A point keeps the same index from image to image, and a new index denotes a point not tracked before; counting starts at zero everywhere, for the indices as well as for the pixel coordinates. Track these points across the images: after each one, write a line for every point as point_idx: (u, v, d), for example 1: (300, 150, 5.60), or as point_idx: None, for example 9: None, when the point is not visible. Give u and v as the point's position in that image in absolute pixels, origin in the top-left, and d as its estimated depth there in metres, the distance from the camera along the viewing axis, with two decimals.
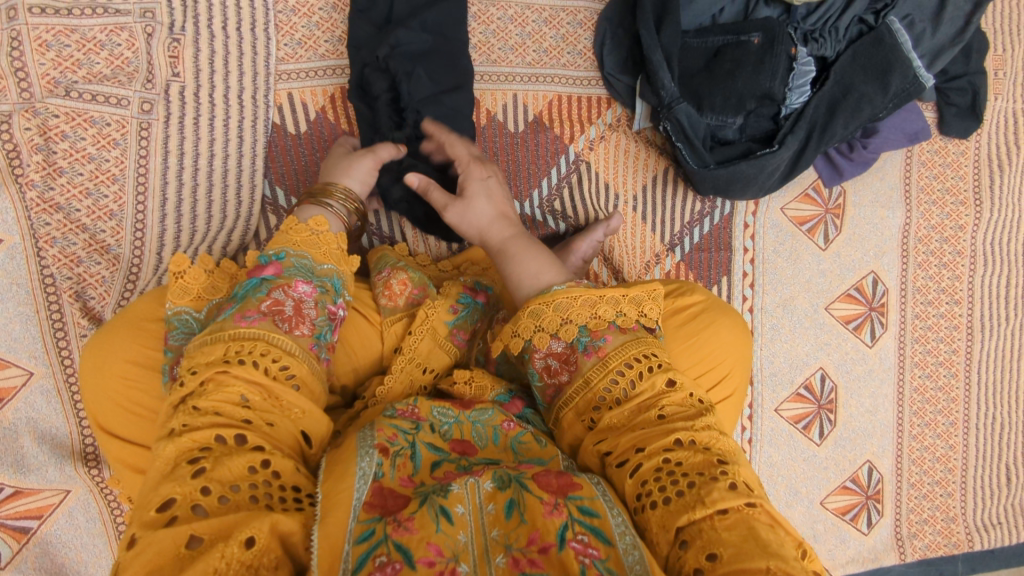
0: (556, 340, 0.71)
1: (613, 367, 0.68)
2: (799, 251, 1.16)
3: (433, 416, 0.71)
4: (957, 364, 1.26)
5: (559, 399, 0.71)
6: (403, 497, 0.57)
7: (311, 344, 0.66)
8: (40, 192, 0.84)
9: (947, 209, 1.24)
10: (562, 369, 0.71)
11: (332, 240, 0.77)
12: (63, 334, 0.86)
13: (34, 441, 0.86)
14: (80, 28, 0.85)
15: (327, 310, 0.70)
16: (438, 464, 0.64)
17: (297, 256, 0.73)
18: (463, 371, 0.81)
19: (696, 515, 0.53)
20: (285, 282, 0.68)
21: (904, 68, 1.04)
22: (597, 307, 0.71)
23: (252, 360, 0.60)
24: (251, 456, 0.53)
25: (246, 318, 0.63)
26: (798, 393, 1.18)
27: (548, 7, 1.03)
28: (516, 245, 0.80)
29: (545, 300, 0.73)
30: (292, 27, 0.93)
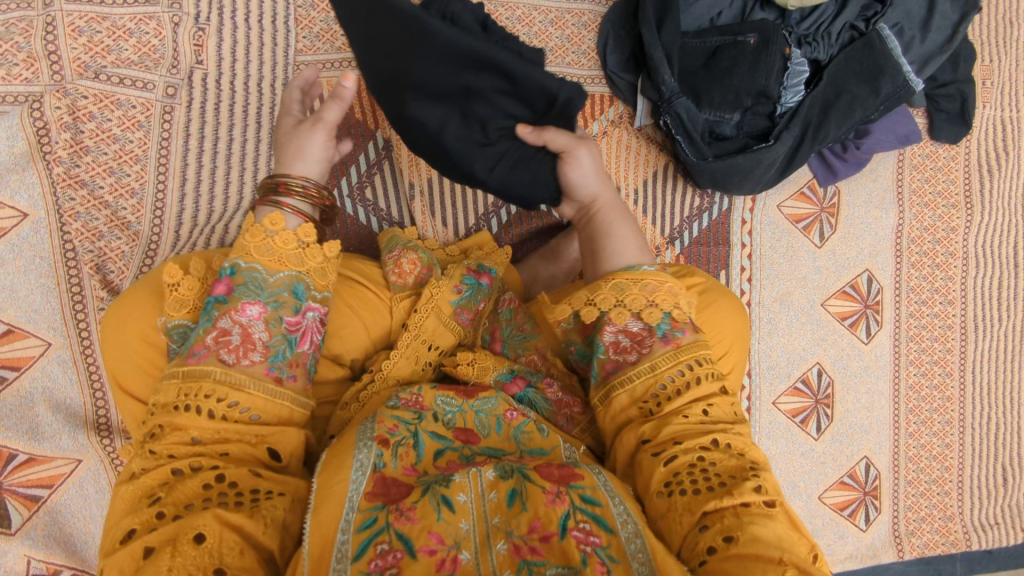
0: (634, 320, 0.77)
1: (682, 360, 0.74)
2: (795, 248, 1.20)
3: (437, 405, 0.72)
4: (952, 363, 1.29)
5: (615, 376, 0.75)
6: (404, 486, 0.59)
7: (266, 370, 0.63)
8: (67, 169, 0.88)
9: (939, 211, 1.27)
10: (632, 348, 0.76)
11: (287, 240, 0.68)
12: (82, 307, 0.89)
13: (49, 410, 0.88)
14: (112, 17, 0.90)
15: (284, 325, 0.66)
16: (442, 453, 0.66)
17: (249, 267, 0.66)
18: (467, 355, 0.85)
19: (723, 504, 0.59)
20: (233, 306, 0.64)
21: (894, 72, 1.09)
22: (679, 298, 0.79)
23: (198, 404, 0.59)
24: (204, 475, 0.56)
25: (195, 355, 0.62)
26: (795, 387, 1.20)
27: (554, 9, 1.08)
28: (622, 221, 0.84)
29: (631, 278, 0.79)
30: (311, 21, 0.98)
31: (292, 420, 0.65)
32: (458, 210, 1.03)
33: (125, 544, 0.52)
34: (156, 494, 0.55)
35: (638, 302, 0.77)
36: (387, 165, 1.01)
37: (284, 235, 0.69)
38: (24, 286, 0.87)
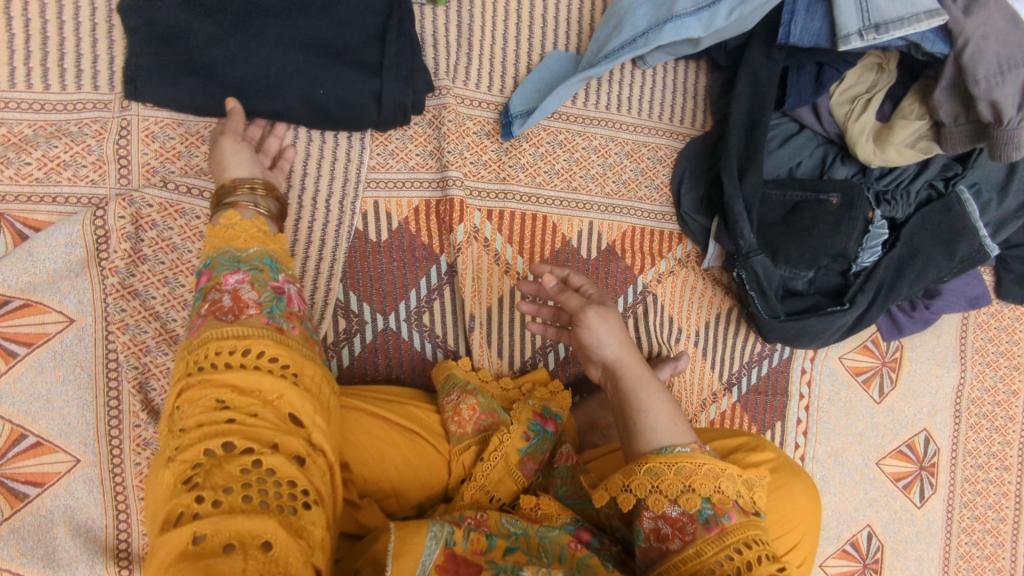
0: (672, 505, 0.70)
1: (729, 543, 0.67)
2: (853, 403, 1.15)
3: (501, 525, 0.71)
4: (1005, 533, 1.22)
5: (659, 565, 0.70)
6: (473, 567, 0.61)
7: (264, 320, 0.61)
8: (122, 278, 0.84)
9: (1000, 372, 1.23)
10: (674, 536, 0.69)
11: (249, 225, 0.69)
12: (117, 423, 0.84)
13: (68, 532, 0.82)
14: (187, 122, 0.88)
15: (270, 286, 0.64)
16: (510, 552, 0.66)
17: (221, 252, 0.66)
18: (529, 496, 0.78)
19: None
20: (216, 280, 0.63)
21: (972, 237, 1.05)
22: (719, 480, 0.72)
23: (213, 364, 0.56)
24: (241, 456, 0.51)
25: (194, 328, 0.60)
26: (843, 549, 1.13)
27: (631, 141, 1.06)
28: (644, 392, 0.79)
29: (665, 461, 0.73)
30: (386, 138, 0.96)
31: (306, 375, 0.60)
32: (515, 342, 0.99)
33: (173, 526, 0.47)
34: (191, 479, 0.50)
35: (672, 487, 0.71)
36: (448, 290, 0.97)
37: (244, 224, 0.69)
38: (60, 397, 0.82)
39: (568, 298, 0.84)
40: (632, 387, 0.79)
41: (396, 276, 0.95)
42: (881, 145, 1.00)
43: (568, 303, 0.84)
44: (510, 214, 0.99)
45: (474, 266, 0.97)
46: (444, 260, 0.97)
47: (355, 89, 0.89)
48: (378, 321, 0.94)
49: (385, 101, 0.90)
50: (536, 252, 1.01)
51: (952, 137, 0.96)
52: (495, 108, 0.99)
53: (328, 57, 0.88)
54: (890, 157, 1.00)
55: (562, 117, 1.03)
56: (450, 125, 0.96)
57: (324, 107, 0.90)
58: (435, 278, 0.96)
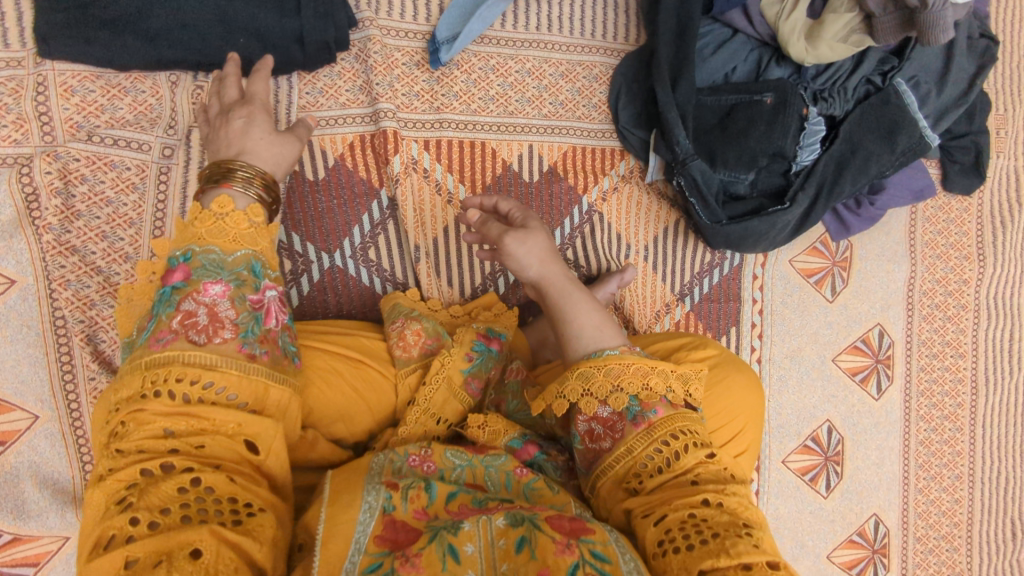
0: (602, 405, 0.73)
1: (657, 437, 0.69)
2: (807, 303, 1.17)
3: (445, 461, 0.72)
4: (962, 418, 1.27)
5: (598, 466, 0.72)
6: (414, 530, 0.61)
7: (238, 346, 0.61)
8: (57, 235, 0.84)
9: (951, 263, 1.25)
10: (606, 435, 0.72)
11: (241, 219, 0.67)
12: (71, 379, 0.85)
13: (36, 485, 0.84)
14: (106, 75, 0.86)
15: (246, 304, 0.63)
16: (454, 496, 0.67)
17: (203, 250, 0.64)
18: (477, 416, 0.81)
19: (720, 563, 0.56)
20: (194, 287, 0.62)
21: (911, 128, 1.06)
22: (649, 377, 0.74)
23: (169, 389, 0.56)
24: (179, 476, 0.51)
25: (159, 340, 0.59)
26: (805, 444, 1.18)
27: (565, 61, 1.05)
28: (571, 304, 0.80)
29: (596, 364, 0.75)
30: (314, 77, 0.94)
31: (269, 400, 0.61)
32: (464, 271, 1.00)
33: (105, 548, 0.47)
34: (126, 500, 0.50)
35: (601, 389, 0.74)
36: (391, 225, 0.98)
37: (235, 215, 0.67)
38: (11, 357, 0.83)
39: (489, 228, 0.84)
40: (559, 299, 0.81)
41: (337, 213, 0.95)
42: (812, 42, 0.99)
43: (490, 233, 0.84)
44: (447, 143, 0.99)
45: (414, 198, 0.97)
46: (385, 194, 0.97)
47: (274, 31, 0.87)
48: (324, 260, 0.95)
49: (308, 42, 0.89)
50: (477, 180, 1.01)
51: (883, 27, 0.96)
52: (422, 37, 0.98)
53: None
54: (822, 53, 0.99)
55: (491, 41, 1.01)
56: (377, 58, 0.95)
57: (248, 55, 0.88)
58: (377, 213, 0.97)
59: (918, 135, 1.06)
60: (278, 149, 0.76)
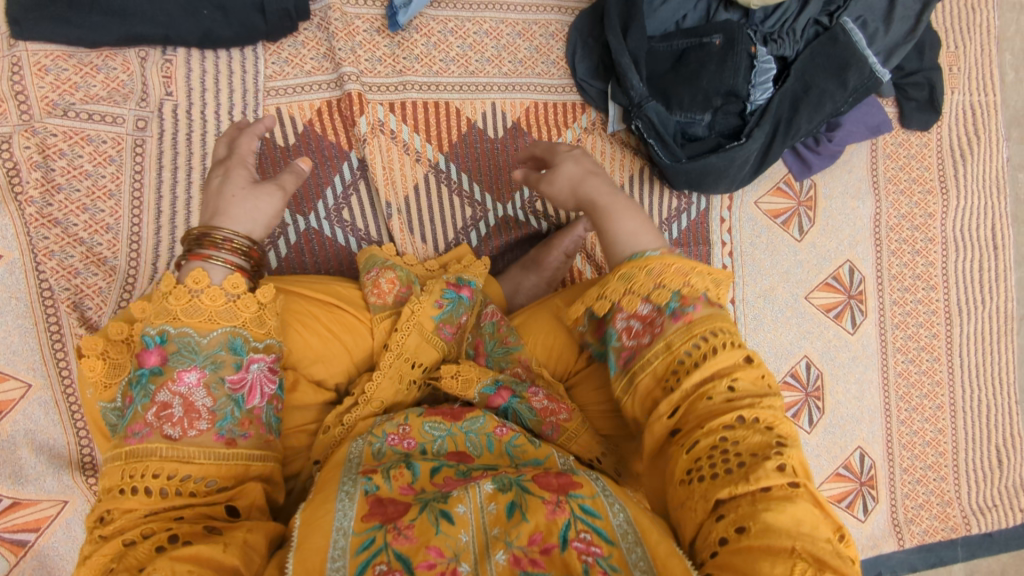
0: (643, 303, 0.73)
1: (696, 333, 0.68)
2: (775, 244, 1.20)
3: (425, 434, 0.73)
4: (939, 348, 1.29)
5: (634, 362, 0.71)
6: (402, 504, 0.61)
7: (215, 436, 0.61)
8: (39, 208, 0.88)
9: (915, 198, 1.28)
10: (645, 331, 0.72)
11: (217, 296, 0.65)
12: (61, 347, 0.88)
13: (32, 452, 0.87)
14: (78, 54, 0.90)
15: (225, 389, 0.63)
16: (438, 470, 0.67)
17: (179, 333, 0.63)
18: (450, 366, 0.85)
19: (737, 490, 0.54)
20: (169, 376, 0.61)
21: (860, 64, 1.08)
22: (691, 276, 0.73)
23: (144, 483, 0.57)
24: (158, 536, 0.54)
25: (135, 434, 0.60)
26: (784, 381, 1.20)
27: (521, 21, 1.09)
28: (608, 215, 0.80)
29: (637, 265, 0.75)
30: (279, 47, 0.98)
31: (249, 475, 0.63)
32: (437, 227, 1.04)
33: None
34: (109, 567, 0.52)
35: (644, 286, 0.73)
36: (363, 185, 1.01)
37: (212, 291, 0.65)
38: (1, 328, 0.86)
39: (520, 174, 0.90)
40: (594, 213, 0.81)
41: (309, 176, 0.98)
42: None
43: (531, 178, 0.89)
44: (411, 104, 1.02)
45: (383, 157, 1.01)
46: (354, 156, 1.00)
47: (236, 2, 0.92)
48: (299, 222, 0.98)
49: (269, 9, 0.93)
50: (444, 138, 1.04)
51: None
52: (381, 4, 1.02)
53: None
54: None
55: (447, 5, 1.06)
56: (338, 25, 0.99)
57: (216, 28, 0.92)
58: (348, 175, 1.00)
59: (868, 70, 1.08)
60: (258, 204, 0.74)
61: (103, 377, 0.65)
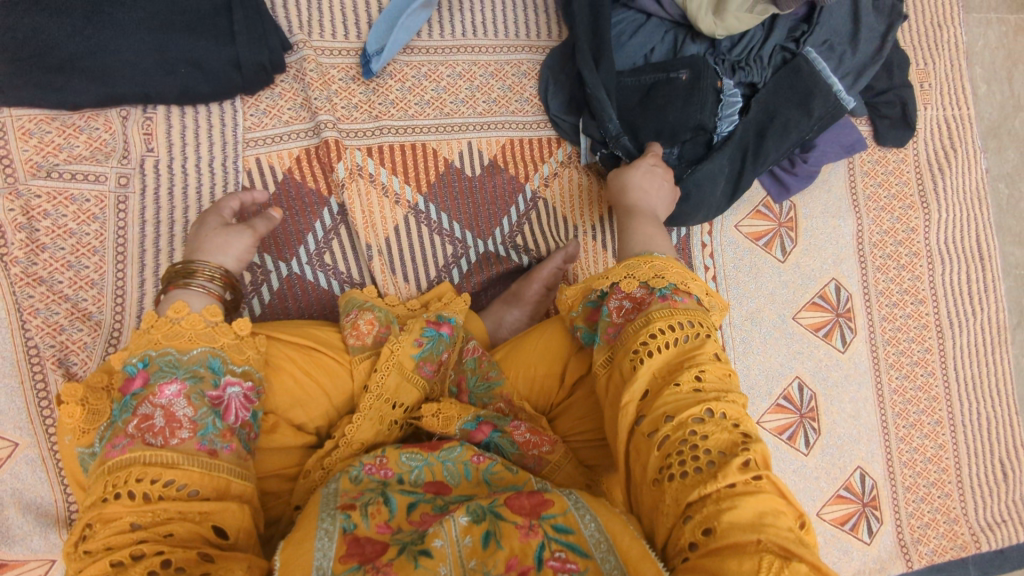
0: (641, 288, 0.74)
1: (676, 318, 0.69)
2: (758, 265, 1.21)
3: (402, 465, 0.73)
4: (933, 362, 1.28)
5: (618, 337, 0.73)
6: (380, 543, 0.60)
7: (197, 443, 0.62)
8: (24, 268, 0.89)
9: (896, 214, 1.29)
10: (632, 311, 0.73)
11: (196, 320, 0.70)
12: (47, 404, 0.89)
13: (19, 511, 0.87)
14: (61, 116, 0.93)
15: (206, 398, 0.66)
16: (415, 506, 0.67)
17: (160, 354, 0.67)
18: (430, 406, 0.85)
19: (707, 489, 0.55)
20: (150, 391, 0.64)
21: (825, 92, 1.10)
22: (686, 280, 0.76)
23: (129, 490, 0.57)
24: (151, 558, 0.52)
25: (116, 446, 0.61)
26: (778, 403, 1.19)
27: (493, 61, 1.12)
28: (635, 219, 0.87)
29: (642, 258, 0.78)
30: (257, 100, 1.01)
31: (231, 493, 0.62)
32: (418, 266, 1.05)
33: None
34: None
35: (644, 274, 0.75)
36: (344, 230, 1.03)
37: (193, 318, 0.71)
38: None
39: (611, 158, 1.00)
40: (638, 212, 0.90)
41: (290, 223, 1.00)
42: (720, 14, 1.05)
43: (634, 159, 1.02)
44: (389, 148, 1.05)
45: (363, 201, 1.02)
46: (334, 201, 1.02)
47: (212, 59, 0.95)
48: (282, 269, 1.00)
49: (245, 64, 0.96)
50: (422, 178, 1.06)
51: None
52: (355, 53, 1.05)
53: (182, 32, 0.93)
54: (731, 24, 1.06)
55: (419, 51, 1.09)
56: (313, 75, 1.02)
57: (193, 85, 0.95)
58: (329, 220, 1.02)
59: (833, 99, 1.10)
60: (231, 239, 0.81)
61: (81, 423, 0.66)
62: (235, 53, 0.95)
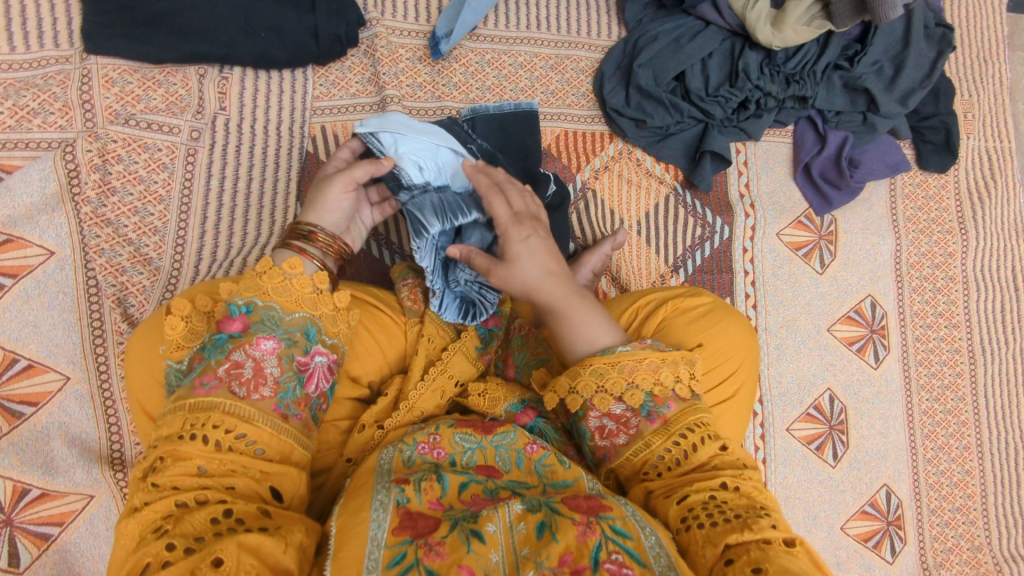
0: (617, 403, 0.74)
1: (674, 432, 0.72)
2: (796, 275, 1.22)
3: (455, 445, 0.74)
4: (964, 387, 1.28)
5: (612, 460, 0.74)
6: (431, 519, 0.61)
7: (275, 405, 0.65)
8: (94, 208, 0.92)
9: (935, 237, 1.31)
10: (619, 431, 0.74)
11: (305, 283, 0.72)
12: (101, 341, 0.91)
13: (64, 444, 0.88)
14: (143, 70, 0.97)
15: (294, 363, 0.68)
16: (466, 486, 0.67)
17: (266, 306, 0.69)
18: (477, 385, 0.85)
19: (744, 537, 0.59)
20: (248, 340, 0.66)
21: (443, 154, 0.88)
22: (660, 372, 0.75)
23: (205, 434, 0.60)
24: (212, 507, 0.56)
25: (203, 385, 0.63)
26: (808, 413, 1.20)
27: (554, 55, 1.16)
28: (572, 303, 0.78)
29: (608, 361, 0.75)
30: (327, 70, 1.04)
31: (292, 458, 0.65)
32: None
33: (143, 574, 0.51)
34: (162, 526, 0.55)
35: (615, 386, 0.74)
36: None
37: (302, 279, 0.72)
38: (46, 321, 0.89)
39: (490, 239, 0.78)
40: (557, 310, 0.78)
41: None
42: (778, 27, 1.09)
43: (503, 226, 0.79)
44: None
45: None
46: None
47: (292, 26, 0.99)
48: None
49: (322, 35, 1.00)
50: None
51: (840, 12, 1.09)
52: (423, 35, 1.09)
53: None
54: (788, 36, 1.09)
55: (484, 39, 1.13)
56: (383, 51, 1.05)
57: (270, 49, 0.99)
58: None
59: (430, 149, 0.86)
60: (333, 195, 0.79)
61: (179, 338, 0.69)
62: (313, 23, 0.99)
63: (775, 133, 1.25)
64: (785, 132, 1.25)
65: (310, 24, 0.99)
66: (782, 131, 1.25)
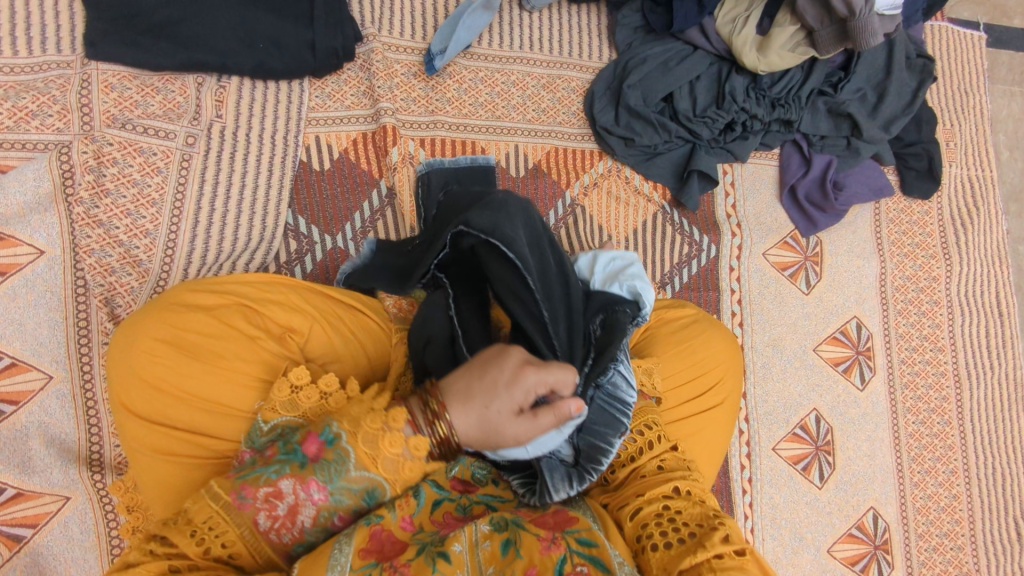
0: None
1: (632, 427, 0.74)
2: (782, 295, 1.24)
3: None
4: (950, 411, 1.28)
5: None
6: (400, 543, 0.61)
7: (286, 547, 0.62)
8: (86, 209, 0.93)
9: (918, 262, 1.32)
10: None
11: (397, 442, 0.62)
12: (86, 341, 0.91)
13: (42, 444, 0.88)
14: (142, 77, 0.99)
15: (329, 520, 0.62)
16: (439, 504, 0.66)
17: (344, 450, 0.61)
18: None
19: (697, 558, 0.58)
20: (302, 476, 0.61)
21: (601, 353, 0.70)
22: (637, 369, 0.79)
23: (216, 540, 0.59)
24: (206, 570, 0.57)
25: (240, 498, 0.60)
26: (794, 432, 1.20)
27: (546, 75, 1.19)
28: None
29: None
30: (323, 83, 1.07)
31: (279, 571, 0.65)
32: None
33: None
34: None
35: None
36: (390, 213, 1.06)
37: (398, 437, 0.62)
38: (32, 320, 0.89)
39: None
40: None
41: (340, 199, 1.04)
42: (763, 51, 1.12)
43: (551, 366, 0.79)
44: (441, 141, 1.10)
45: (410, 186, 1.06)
46: (383, 184, 1.06)
47: (290, 39, 1.01)
48: (327, 242, 1.03)
49: (318, 48, 1.02)
50: None
51: (823, 39, 1.10)
52: (418, 52, 1.12)
53: (266, 12, 1.00)
54: (772, 60, 1.12)
55: (478, 57, 1.16)
56: (378, 66, 1.08)
57: (268, 59, 1.01)
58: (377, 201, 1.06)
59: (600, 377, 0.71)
60: (500, 394, 0.61)
61: (276, 401, 0.68)
62: (312, 36, 1.02)
63: (761, 156, 1.27)
64: (771, 155, 1.28)
65: (307, 37, 1.02)
66: (768, 154, 1.28)
